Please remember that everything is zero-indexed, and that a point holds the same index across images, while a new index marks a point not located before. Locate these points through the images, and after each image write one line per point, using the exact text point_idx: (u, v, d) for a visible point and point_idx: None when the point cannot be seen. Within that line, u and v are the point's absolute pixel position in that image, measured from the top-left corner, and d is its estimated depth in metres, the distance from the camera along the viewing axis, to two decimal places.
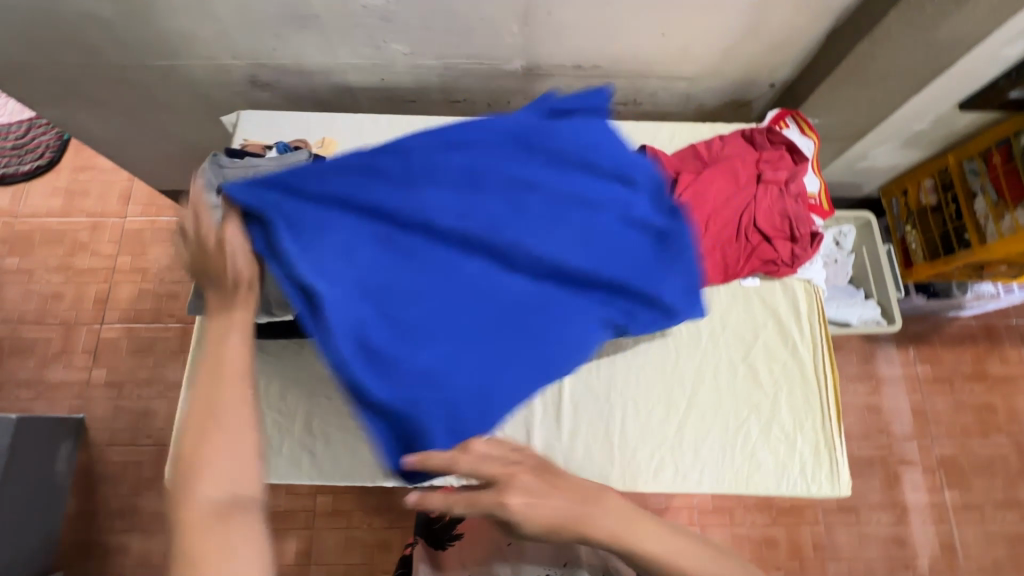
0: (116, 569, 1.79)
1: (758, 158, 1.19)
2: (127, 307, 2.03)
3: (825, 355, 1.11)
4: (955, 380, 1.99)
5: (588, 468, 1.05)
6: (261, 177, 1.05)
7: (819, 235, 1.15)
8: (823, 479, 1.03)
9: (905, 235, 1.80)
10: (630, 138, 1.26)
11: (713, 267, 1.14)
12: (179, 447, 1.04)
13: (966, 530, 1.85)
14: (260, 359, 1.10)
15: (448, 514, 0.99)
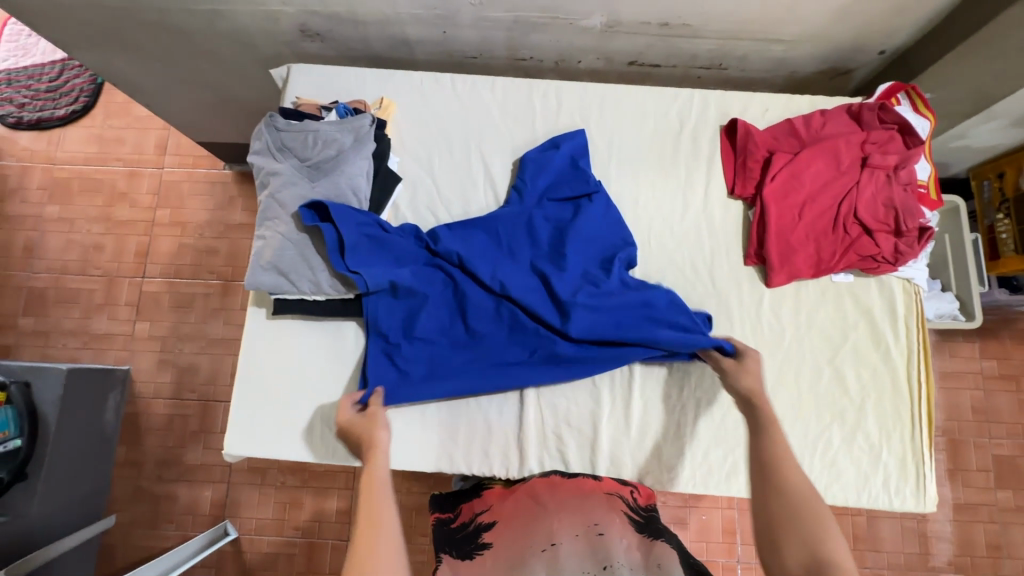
0: (165, 516, 1.86)
1: (865, 139, 1.06)
2: (167, 262, 2.00)
3: (920, 363, 1.02)
4: (1022, 378, 1.88)
5: (656, 469, 1.01)
6: (321, 142, 0.97)
7: (929, 229, 1.03)
8: (908, 494, 0.98)
9: (995, 223, 1.65)
10: (717, 109, 1.13)
11: (805, 261, 1.04)
12: (236, 424, 1.03)
13: (1015, 531, 1.79)
14: (316, 339, 1.05)
15: (473, 521, 0.95)
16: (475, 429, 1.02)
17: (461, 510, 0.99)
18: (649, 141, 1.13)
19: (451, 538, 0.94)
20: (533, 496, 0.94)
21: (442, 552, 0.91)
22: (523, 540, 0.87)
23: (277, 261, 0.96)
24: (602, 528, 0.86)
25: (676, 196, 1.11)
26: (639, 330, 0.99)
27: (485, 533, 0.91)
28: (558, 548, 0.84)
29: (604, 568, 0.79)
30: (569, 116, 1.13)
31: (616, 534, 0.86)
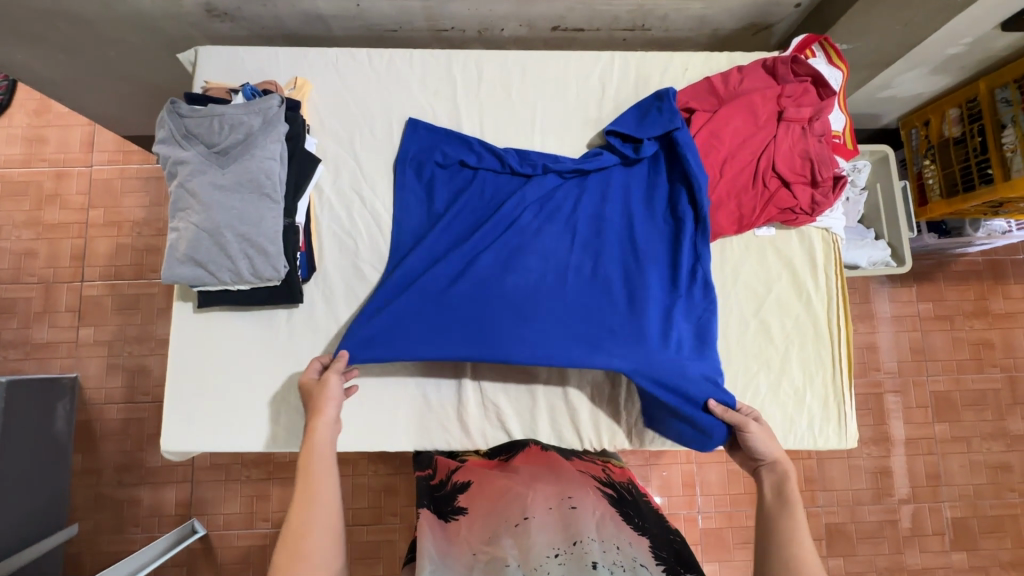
0: (130, 521, 1.83)
1: (780, 93, 1.07)
2: (106, 263, 1.93)
3: (840, 309, 1.07)
4: (955, 317, 1.99)
5: (596, 433, 1.04)
6: (227, 127, 0.94)
7: (843, 178, 1.07)
8: (831, 433, 1.03)
9: (922, 170, 1.70)
10: (638, 71, 1.13)
11: (727, 218, 1.06)
12: (172, 421, 1.01)
13: (952, 461, 1.91)
14: (248, 329, 1.04)
15: (449, 480, 0.98)
16: (416, 407, 1.03)
17: (439, 470, 1.03)
18: (572, 107, 1.12)
19: (428, 492, 0.96)
20: (508, 471, 0.94)
21: (420, 505, 0.93)
22: (495, 510, 0.86)
23: (193, 253, 0.93)
24: (575, 501, 0.85)
25: None
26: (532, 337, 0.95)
27: (459, 489, 0.94)
28: (531, 521, 0.81)
29: (575, 544, 0.76)
30: (490, 87, 1.12)
31: (588, 507, 0.84)
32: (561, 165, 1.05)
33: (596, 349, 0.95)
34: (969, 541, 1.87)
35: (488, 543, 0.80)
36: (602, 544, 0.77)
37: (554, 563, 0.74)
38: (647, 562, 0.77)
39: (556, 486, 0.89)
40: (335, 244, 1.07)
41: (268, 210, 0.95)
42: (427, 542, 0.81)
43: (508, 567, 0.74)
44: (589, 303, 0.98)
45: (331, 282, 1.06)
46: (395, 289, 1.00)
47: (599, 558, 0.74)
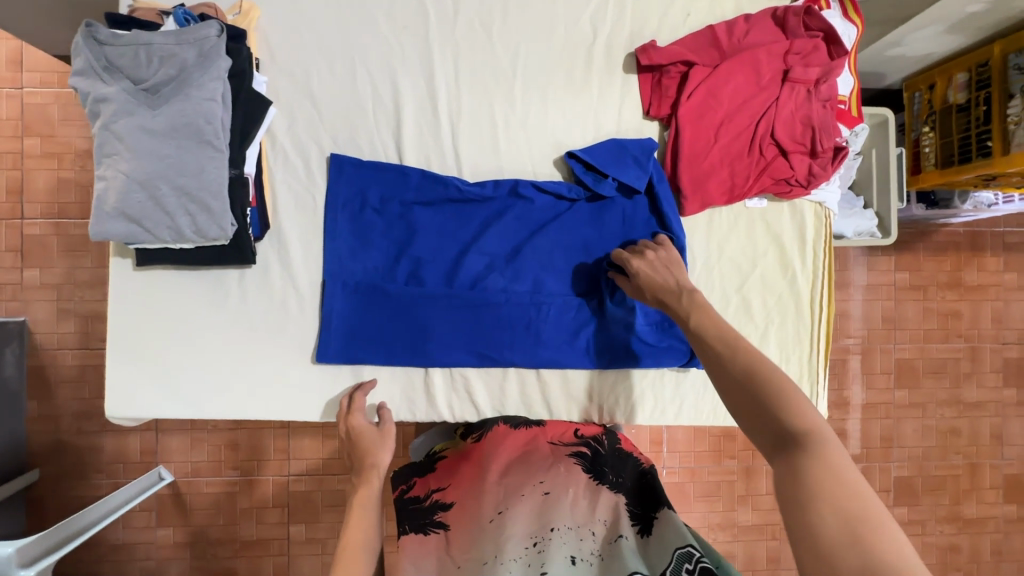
0: (94, 468, 1.80)
1: (787, 49, 0.97)
2: (49, 200, 1.77)
3: (824, 286, 1.03)
4: (929, 288, 2.00)
5: (567, 405, 1.01)
6: (157, 60, 0.80)
7: (844, 149, 0.99)
8: None
9: (920, 137, 1.63)
10: (634, 15, 1.01)
11: (718, 187, 0.99)
12: (116, 386, 0.95)
13: (906, 425, 1.99)
14: (195, 291, 0.96)
15: (429, 497, 0.86)
16: (379, 374, 0.98)
17: (416, 484, 0.91)
18: (558, 54, 1.00)
19: (406, 511, 0.84)
20: (478, 464, 0.88)
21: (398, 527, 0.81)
22: (469, 510, 0.81)
23: (124, 207, 0.82)
24: (547, 487, 0.81)
25: (586, 117, 1.01)
26: (512, 343, 0.98)
27: (440, 510, 0.83)
28: (504, 515, 0.77)
29: (550, 530, 0.73)
30: (468, 21, 0.98)
31: (562, 490, 0.81)
32: (536, 197, 0.98)
33: (570, 357, 0.99)
34: (912, 497, 1.99)
35: (462, 550, 0.75)
36: (578, 530, 0.74)
37: (529, 554, 0.71)
38: (625, 531, 0.74)
39: (528, 474, 0.85)
40: (291, 197, 0.97)
41: (210, 159, 0.83)
42: (407, 564, 0.74)
43: (483, 569, 0.70)
44: (562, 327, 0.99)
45: (286, 240, 0.97)
46: (367, 306, 0.97)
47: (576, 551, 0.71)
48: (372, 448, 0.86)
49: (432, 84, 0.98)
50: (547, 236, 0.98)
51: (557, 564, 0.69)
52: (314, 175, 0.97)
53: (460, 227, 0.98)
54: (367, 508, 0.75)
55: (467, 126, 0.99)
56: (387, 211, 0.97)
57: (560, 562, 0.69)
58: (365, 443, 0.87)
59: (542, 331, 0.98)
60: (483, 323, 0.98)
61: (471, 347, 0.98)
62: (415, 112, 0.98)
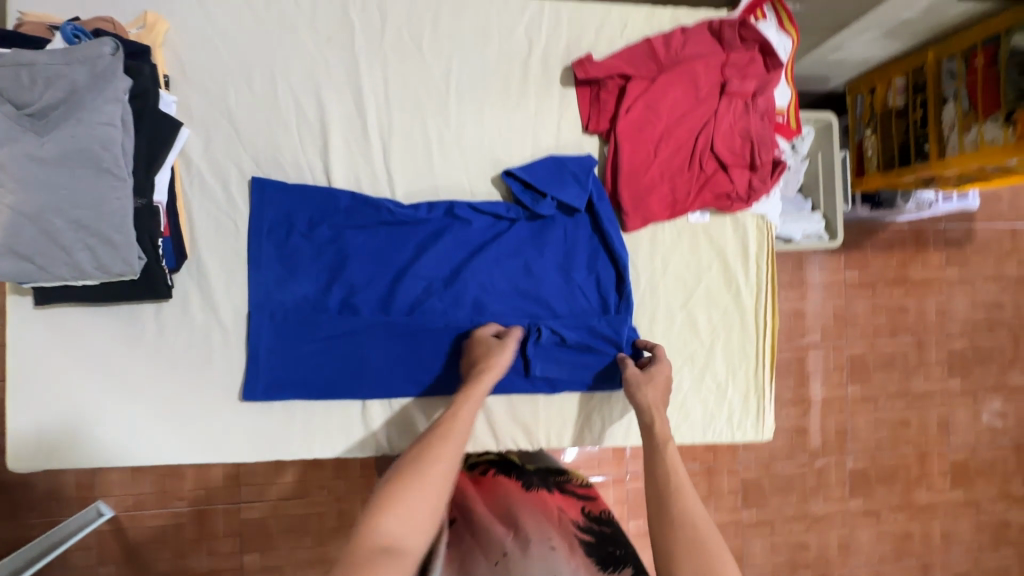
0: (25, 506, 1.67)
1: (724, 61, 0.96)
2: None
3: (768, 299, 1.03)
4: (877, 285, 2.05)
5: (513, 429, 0.97)
6: (42, 81, 0.73)
7: (782, 163, 0.99)
8: (748, 427, 1.02)
9: (864, 140, 1.66)
10: (571, 26, 0.98)
11: (660, 203, 0.97)
12: (19, 435, 0.87)
13: (859, 419, 2.04)
14: (105, 329, 0.88)
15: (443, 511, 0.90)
16: (312, 409, 0.93)
17: None
18: (494, 68, 0.96)
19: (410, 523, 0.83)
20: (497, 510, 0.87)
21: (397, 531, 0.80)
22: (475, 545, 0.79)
23: (11, 243, 0.74)
24: (555, 545, 0.78)
25: (524, 133, 0.97)
26: (453, 372, 0.94)
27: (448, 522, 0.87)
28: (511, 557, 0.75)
29: None
30: (397, 33, 0.94)
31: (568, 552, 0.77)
32: (474, 218, 0.95)
33: (514, 383, 0.96)
34: (866, 488, 2.05)
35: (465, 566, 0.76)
36: None
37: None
38: None
39: (541, 529, 0.81)
40: (209, 225, 0.90)
41: (111, 188, 0.77)
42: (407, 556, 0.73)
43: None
44: None
45: (206, 271, 0.90)
46: (297, 339, 0.91)
47: None
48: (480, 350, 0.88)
49: (359, 100, 0.93)
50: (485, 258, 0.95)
51: None
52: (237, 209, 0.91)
53: (393, 250, 0.94)
54: (473, 403, 0.80)
55: (400, 145, 0.94)
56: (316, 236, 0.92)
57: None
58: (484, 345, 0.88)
59: None
60: (422, 352, 0.93)
61: (410, 378, 0.93)
62: (343, 131, 0.93)
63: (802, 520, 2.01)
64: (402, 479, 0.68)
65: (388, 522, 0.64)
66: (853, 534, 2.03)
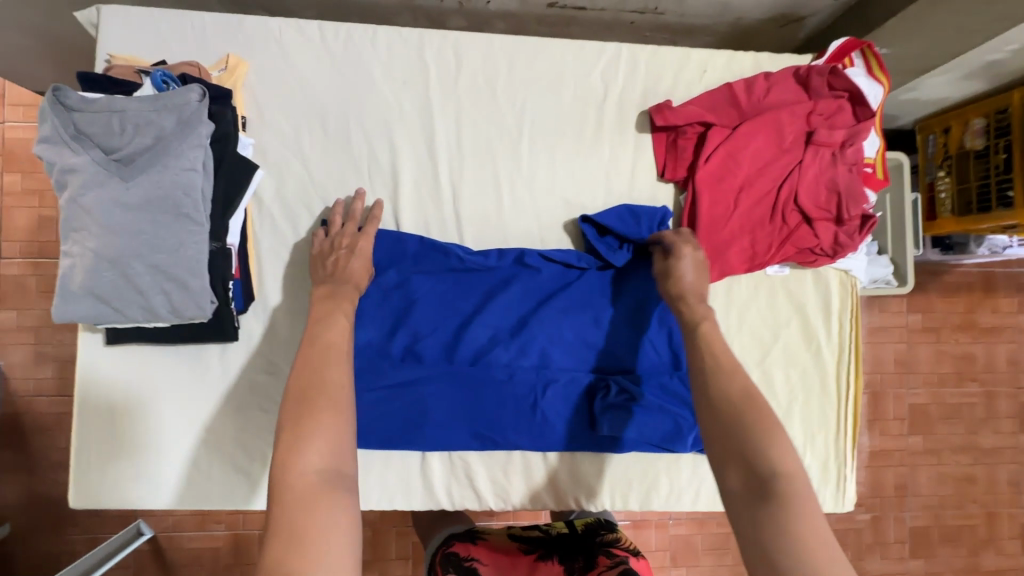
0: (67, 521, 1.69)
1: (811, 109, 0.91)
2: (29, 238, 1.67)
3: (851, 360, 0.96)
4: (941, 330, 1.94)
5: (575, 489, 0.92)
6: (131, 127, 0.73)
7: (872, 216, 0.93)
8: (827, 498, 0.95)
9: (935, 181, 1.58)
10: (648, 70, 0.95)
11: (738, 256, 0.92)
12: (81, 472, 0.86)
13: (920, 472, 1.92)
14: (170, 368, 0.88)
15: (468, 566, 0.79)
16: (371, 459, 0.90)
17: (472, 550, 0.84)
18: (568, 112, 0.94)
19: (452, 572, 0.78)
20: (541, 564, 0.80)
21: None
22: None
23: (92, 287, 0.75)
24: None
25: (597, 179, 0.94)
26: (516, 427, 0.90)
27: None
28: None
29: None
30: (471, 76, 0.92)
31: None
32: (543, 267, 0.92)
33: (580, 442, 0.91)
34: (927, 548, 1.91)
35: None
36: None
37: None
38: None
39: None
40: (278, 268, 0.89)
41: (190, 234, 0.76)
42: None
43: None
44: (570, 408, 0.91)
45: (273, 313, 0.89)
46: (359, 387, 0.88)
47: None
48: (355, 271, 0.80)
49: (431, 143, 0.92)
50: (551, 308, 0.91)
51: None
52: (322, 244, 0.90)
53: (458, 297, 0.91)
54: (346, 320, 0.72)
55: (470, 189, 0.92)
56: (382, 277, 0.90)
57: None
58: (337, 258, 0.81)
59: (547, 414, 0.90)
60: (485, 405, 0.89)
61: (472, 432, 0.89)
62: (413, 173, 0.92)
63: None
64: (308, 416, 0.59)
65: (307, 463, 0.55)
66: None
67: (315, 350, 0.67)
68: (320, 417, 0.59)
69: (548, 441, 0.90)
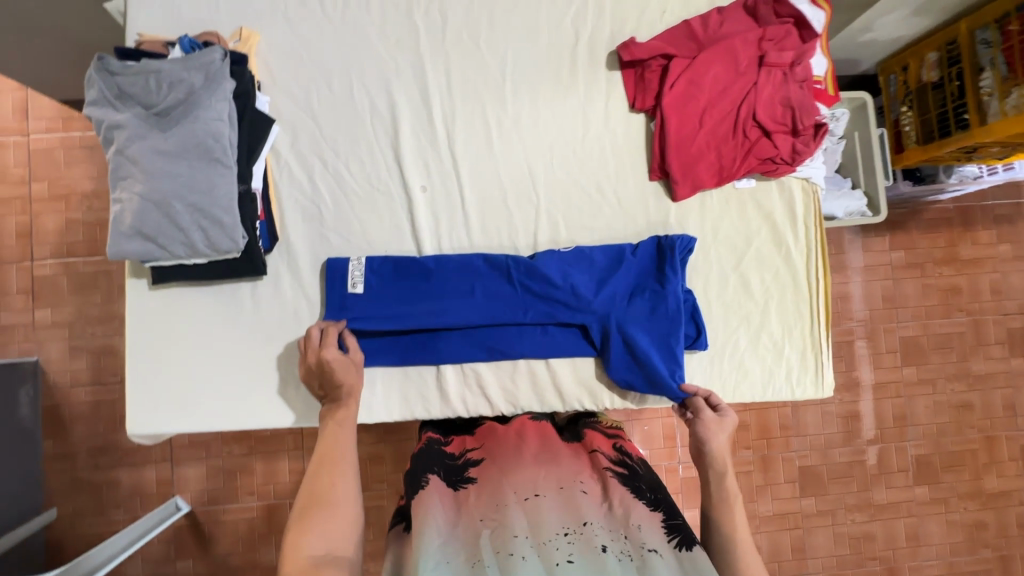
0: (110, 503, 1.70)
1: (761, 35, 1.02)
2: (57, 240, 1.69)
3: (819, 259, 1.06)
4: (925, 265, 2.02)
5: (578, 391, 1.02)
6: (166, 85, 0.85)
7: (824, 125, 1.03)
8: (808, 384, 1.05)
9: (900, 117, 1.67)
10: (614, 15, 1.06)
11: (707, 170, 1.03)
12: (136, 403, 0.97)
13: (918, 402, 1.99)
14: (209, 306, 0.99)
15: (462, 454, 0.92)
16: (392, 376, 1.01)
17: (452, 441, 0.96)
18: (545, 57, 1.05)
19: (439, 459, 0.89)
20: (517, 445, 0.91)
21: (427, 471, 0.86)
22: (504, 480, 0.82)
23: (140, 226, 0.86)
24: (587, 487, 0.81)
25: (576, 114, 1.06)
26: (520, 337, 1.01)
27: (472, 466, 0.88)
28: (542, 499, 0.78)
29: (583, 524, 0.73)
30: (457, 31, 1.04)
31: (600, 494, 0.80)
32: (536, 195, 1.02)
33: (577, 346, 1.02)
34: (931, 475, 1.98)
35: (492, 511, 0.77)
36: (611, 532, 0.73)
37: (562, 540, 0.71)
38: (658, 545, 0.70)
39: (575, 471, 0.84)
40: (298, 211, 1.01)
41: (221, 176, 0.88)
42: (437, 507, 0.78)
43: (515, 539, 0.71)
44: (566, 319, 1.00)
45: (296, 251, 1.00)
46: (376, 311, 0.99)
47: (608, 544, 0.71)
48: (343, 379, 0.89)
49: (424, 92, 1.03)
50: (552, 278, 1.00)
51: (589, 555, 0.69)
52: (352, 275, 0.99)
53: (458, 227, 1.04)
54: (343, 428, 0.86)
55: (463, 131, 1.04)
56: (410, 276, 1.00)
57: (591, 553, 0.69)
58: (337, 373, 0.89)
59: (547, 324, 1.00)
60: (491, 320, 1.00)
61: (480, 344, 1.01)
62: (411, 121, 1.03)
63: (865, 509, 1.95)
64: (308, 516, 0.73)
65: (308, 553, 0.69)
66: (921, 523, 1.96)
67: (329, 439, 0.84)
68: (322, 516, 0.74)
69: (550, 348, 1.01)
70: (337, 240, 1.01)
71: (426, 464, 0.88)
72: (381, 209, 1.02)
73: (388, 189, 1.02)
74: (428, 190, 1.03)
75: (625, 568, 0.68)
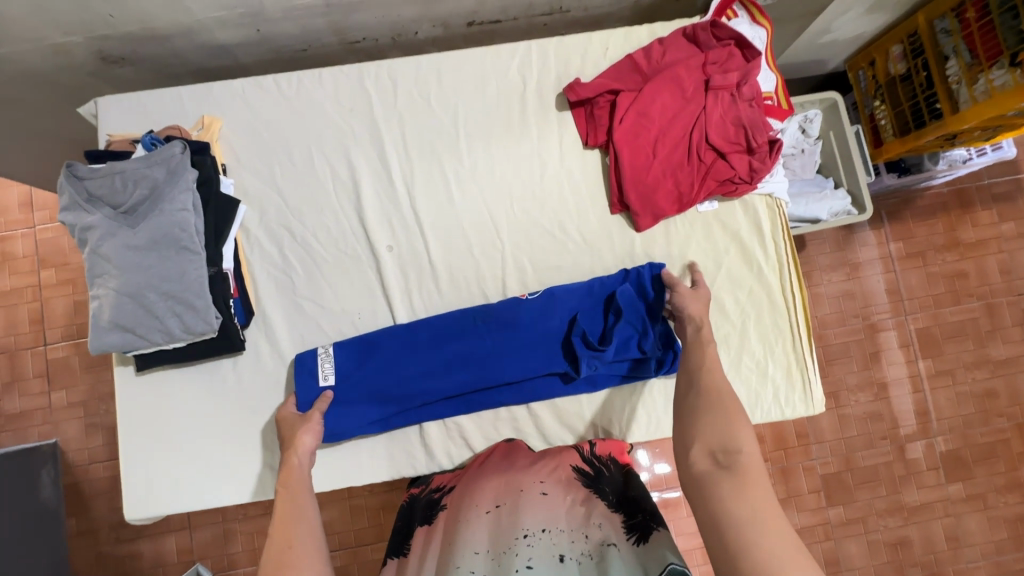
0: None
1: (704, 60, 1.04)
2: (68, 323, 1.75)
3: (792, 274, 1.05)
4: (927, 253, 1.97)
5: (561, 432, 1.03)
6: (130, 184, 0.89)
7: (778, 141, 1.04)
8: (797, 402, 1.03)
9: (874, 111, 1.66)
10: (560, 58, 1.08)
11: (666, 199, 1.03)
12: (132, 488, 1.00)
13: (940, 396, 1.92)
14: (195, 383, 1.02)
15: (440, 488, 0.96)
16: (377, 436, 1.02)
17: (435, 479, 1.01)
18: (495, 107, 1.08)
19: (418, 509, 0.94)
20: (482, 460, 0.96)
21: (410, 525, 0.90)
22: (468, 496, 0.88)
23: (118, 319, 0.90)
24: (547, 488, 0.86)
25: (533, 157, 1.07)
26: (500, 386, 1.01)
27: (446, 494, 0.93)
28: (503, 509, 0.83)
29: (544, 530, 0.78)
30: (408, 93, 1.07)
31: (559, 494, 0.85)
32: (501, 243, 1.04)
33: (558, 389, 1.02)
34: (964, 471, 1.89)
35: (455, 530, 0.82)
36: (571, 533, 0.78)
37: (519, 547, 0.76)
38: (616, 539, 0.75)
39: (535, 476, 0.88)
40: (271, 283, 1.04)
41: (189, 262, 0.91)
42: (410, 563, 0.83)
43: (475, 556, 0.76)
44: (544, 363, 1.00)
45: (272, 323, 1.03)
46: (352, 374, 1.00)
47: (566, 551, 0.75)
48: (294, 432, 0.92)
49: (382, 155, 1.06)
50: (521, 321, 1.01)
51: (546, 564, 0.73)
52: (322, 367, 1.00)
53: (427, 283, 1.05)
54: (301, 483, 0.85)
55: (422, 188, 1.06)
56: (384, 338, 1.02)
57: (550, 562, 0.74)
58: (289, 429, 0.93)
59: (524, 370, 1.01)
60: (468, 373, 1.01)
61: (460, 398, 1.01)
62: (372, 185, 1.06)
63: (898, 513, 1.87)
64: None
65: None
66: (959, 523, 1.87)
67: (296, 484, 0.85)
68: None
69: (529, 393, 1.02)
70: (309, 308, 1.04)
71: (405, 516, 0.93)
72: (350, 274, 1.05)
73: (356, 253, 1.05)
74: (395, 249, 1.05)
75: (583, 569, 0.73)
